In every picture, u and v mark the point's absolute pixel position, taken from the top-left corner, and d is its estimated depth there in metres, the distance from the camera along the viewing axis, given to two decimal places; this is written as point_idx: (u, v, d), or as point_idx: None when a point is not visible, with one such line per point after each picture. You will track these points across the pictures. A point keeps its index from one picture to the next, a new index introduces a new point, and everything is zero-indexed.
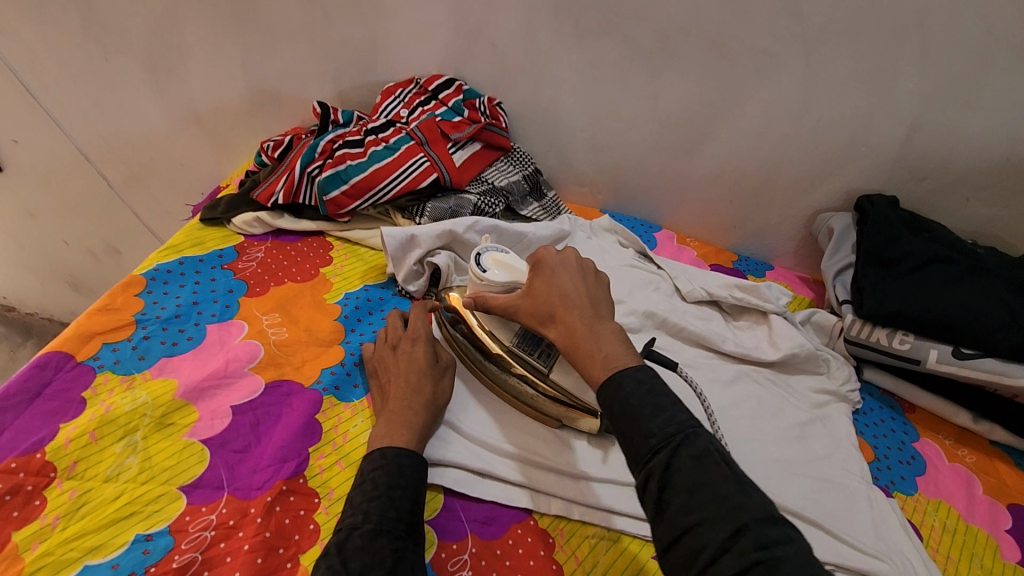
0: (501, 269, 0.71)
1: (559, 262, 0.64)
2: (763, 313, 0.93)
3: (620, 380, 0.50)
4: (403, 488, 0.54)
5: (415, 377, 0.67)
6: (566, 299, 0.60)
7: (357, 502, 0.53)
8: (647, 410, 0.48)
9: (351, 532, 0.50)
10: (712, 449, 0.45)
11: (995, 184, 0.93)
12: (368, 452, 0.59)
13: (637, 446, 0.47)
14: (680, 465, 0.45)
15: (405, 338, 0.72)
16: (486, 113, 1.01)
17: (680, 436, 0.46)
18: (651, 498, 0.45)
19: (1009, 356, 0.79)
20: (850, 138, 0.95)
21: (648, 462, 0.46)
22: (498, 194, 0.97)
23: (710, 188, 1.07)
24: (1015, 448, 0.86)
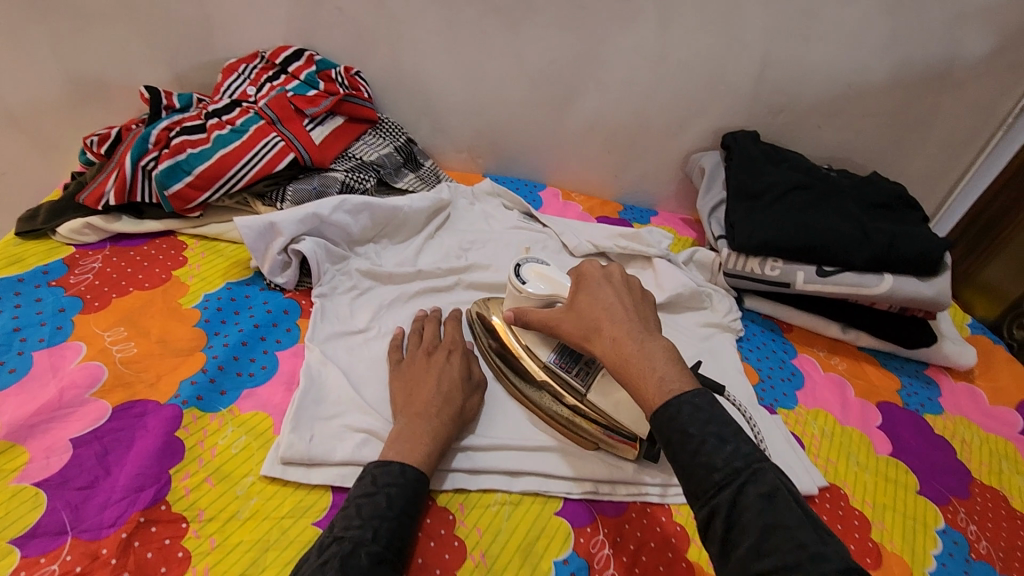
0: (540, 281, 0.69)
1: (601, 278, 0.63)
2: (648, 259, 0.95)
3: (675, 404, 0.49)
4: (411, 515, 0.54)
5: (446, 383, 0.66)
6: (613, 313, 0.58)
7: (366, 515, 0.52)
8: (710, 445, 0.46)
9: (358, 547, 0.49)
10: (782, 488, 0.44)
11: (841, 110, 0.99)
12: (385, 462, 0.57)
13: (699, 481, 0.46)
14: (748, 505, 0.44)
15: (442, 348, 0.71)
16: (344, 84, 0.95)
17: (748, 472, 0.45)
18: (717, 538, 0.44)
19: (864, 268, 0.85)
20: (709, 77, 0.97)
21: (712, 497, 0.45)
22: (368, 169, 0.92)
23: (588, 141, 1.07)
24: (878, 350, 0.95)
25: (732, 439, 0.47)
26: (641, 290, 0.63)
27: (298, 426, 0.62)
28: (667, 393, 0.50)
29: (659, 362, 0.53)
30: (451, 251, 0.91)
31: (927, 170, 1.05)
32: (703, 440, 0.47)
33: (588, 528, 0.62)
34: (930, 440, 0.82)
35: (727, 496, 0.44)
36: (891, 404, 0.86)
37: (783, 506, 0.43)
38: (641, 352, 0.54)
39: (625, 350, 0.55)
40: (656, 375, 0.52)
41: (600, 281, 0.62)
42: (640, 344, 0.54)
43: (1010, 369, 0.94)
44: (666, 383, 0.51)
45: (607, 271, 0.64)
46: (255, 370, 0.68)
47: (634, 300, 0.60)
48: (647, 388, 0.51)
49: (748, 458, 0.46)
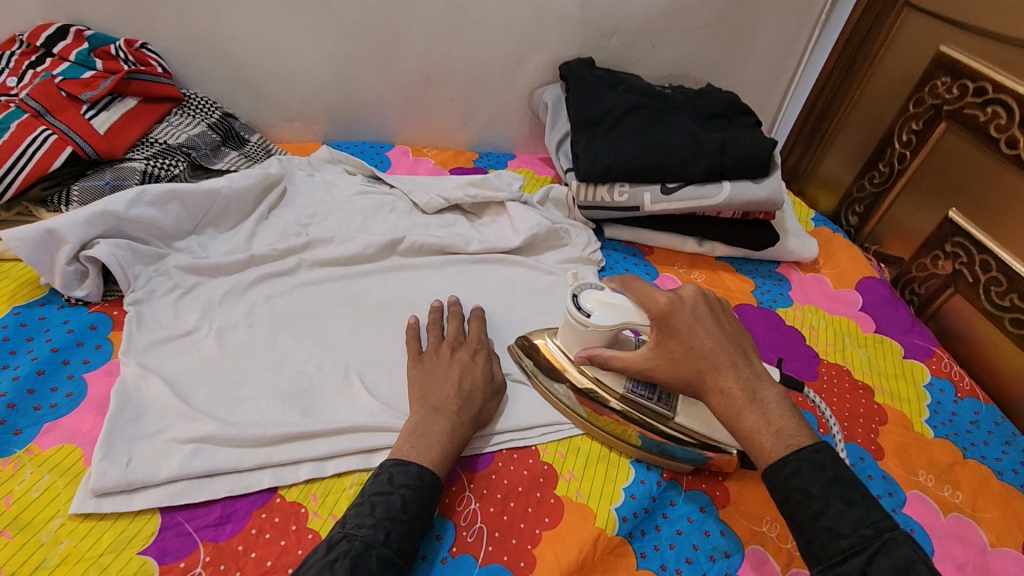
0: (606, 312, 0.61)
1: (691, 316, 0.56)
2: (502, 204, 0.93)
3: (794, 463, 0.48)
4: (426, 519, 0.53)
5: (469, 384, 0.63)
6: (715, 361, 0.54)
7: (378, 514, 0.51)
8: (835, 510, 0.46)
9: (369, 550, 0.48)
10: (918, 563, 0.43)
11: (669, 26, 0.99)
12: (402, 461, 0.55)
13: (824, 546, 0.46)
14: (878, 575, 0.43)
15: (467, 346, 0.68)
16: (129, 60, 0.83)
17: (878, 540, 0.44)
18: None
19: (703, 180, 0.87)
20: (535, 6, 0.93)
21: (836, 564, 0.45)
22: (175, 153, 0.82)
23: (427, 91, 1.01)
24: (733, 256, 0.98)
25: (859, 502, 0.46)
26: (723, 310, 0.59)
27: (110, 451, 0.55)
28: (786, 448, 0.49)
29: (773, 413, 0.51)
30: (288, 228, 0.84)
31: (760, 76, 1.09)
32: (826, 503, 0.46)
33: (453, 488, 0.61)
34: (783, 331, 0.87)
35: (855, 563, 0.44)
36: (747, 304, 0.91)
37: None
38: (756, 405, 0.52)
39: (739, 403, 0.52)
40: (771, 428, 0.50)
41: (695, 320, 0.56)
42: (752, 395, 0.52)
43: (848, 253, 1.01)
44: (784, 436, 0.50)
45: (690, 305, 0.57)
46: (57, 400, 0.60)
47: (728, 337, 0.56)
48: (763, 442, 0.50)
49: (879, 526, 0.45)
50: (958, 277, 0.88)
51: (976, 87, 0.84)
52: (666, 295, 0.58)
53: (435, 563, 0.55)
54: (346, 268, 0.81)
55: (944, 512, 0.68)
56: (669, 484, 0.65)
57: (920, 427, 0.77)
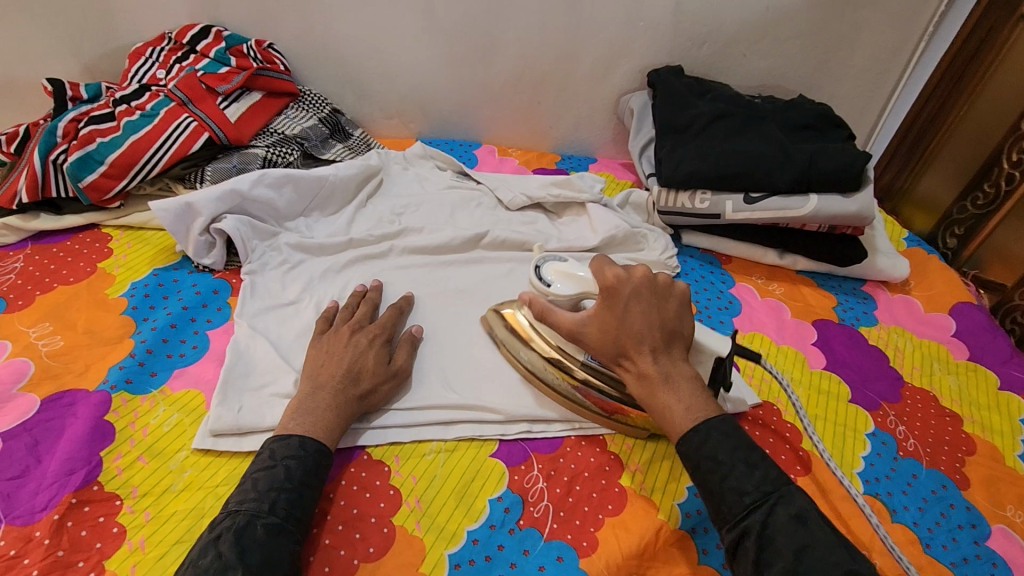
0: (568, 282, 0.68)
1: (631, 296, 0.61)
2: (582, 205, 0.96)
3: (703, 430, 0.55)
4: (313, 486, 0.55)
5: (352, 360, 0.64)
6: (639, 340, 0.59)
7: (262, 488, 0.52)
8: (738, 473, 0.53)
9: (254, 519, 0.50)
10: (810, 512, 0.50)
11: (762, 36, 0.99)
12: (284, 436, 0.57)
13: (730, 506, 0.52)
14: (779, 526, 0.49)
15: (368, 330, 0.69)
16: (257, 58, 0.93)
17: (776, 495, 0.51)
18: (747, 556, 0.50)
19: (789, 191, 0.86)
20: (626, 15, 0.96)
21: (744, 520, 0.51)
22: (290, 143, 0.91)
23: (517, 93, 1.06)
24: (815, 271, 0.96)
25: (761, 465, 0.54)
26: (671, 293, 0.62)
27: (226, 399, 0.63)
28: (695, 420, 0.57)
29: (683, 394, 0.58)
30: (383, 216, 0.91)
31: (856, 88, 1.05)
32: (733, 467, 0.53)
33: (522, 466, 0.64)
34: (865, 350, 0.85)
35: (757, 517, 0.50)
36: (827, 320, 0.89)
37: (812, 528, 0.49)
38: (669, 386, 0.58)
39: (654, 382, 0.59)
40: (682, 406, 0.58)
41: (634, 297, 0.61)
42: (666, 377, 0.59)
43: (943, 276, 0.97)
44: (691, 412, 0.57)
45: (633, 286, 0.61)
46: (186, 351, 0.69)
47: (665, 316, 0.61)
48: (675, 416, 0.57)
49: (776, 483, 0.52)
50: None
51: None
52: (616, 273, 0.63)
53: (501, 531, 0.59)
54: (434, 255, 0.87)
55: None
56: None
57: (1012, 462, 0.73)
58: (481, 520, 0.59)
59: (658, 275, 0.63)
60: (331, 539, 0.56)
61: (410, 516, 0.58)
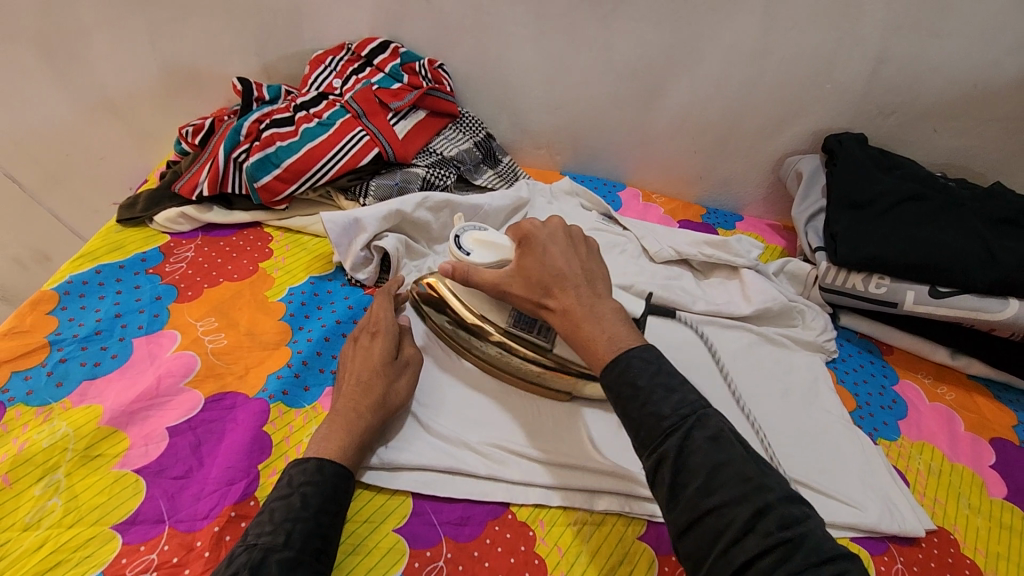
0: (485, 248, 0.68)
1: (547, 239, 0.63)
2: (734, 269, 0.90)
3: (626, 359, 0.52)
4: (332, 512, 0.51)
5: (366, 373, 0.62)
6: (560, 276, 0.60)
7: (279, 519, 0.48)
8: (658, 396, 0.49)
9: (269, 555, 0.45)
10: (726, 430, 0.47)
11: (962, 113, 0.90)
12: (301, 460, 0.53)
13: (648, 430, 0.48)
14: (694, 448, 0.46)
15: (368, 332, 0.67)
16: (428, 77, 0.93)
17: (693, 417, 0.47)
18: (665, 482, 0.46)
19: (985, 292, 0.77)
20: (815, 75, 0.90)
21: (660, 446, 0.47)
22: (448, 165, 0.91)
23: (673, 139, 1.01)
24: (991, 379, 0.86)
25: (681, 390, 0.50)
26: (586, 241, 0.65)
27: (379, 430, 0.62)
28: (617, 350, 0.54)
29: (609, 325, 0.56)
30: None
31: None
32: (651, 392, 0.49)
33: (673, 557, 0.59)
34: None
35: (673, 443, 0.46)
36: (1008, 441, 0.78)
37: (728, 448, 0.46)
38: (593, 316, 0.57)
39: (577, 316, 0.57)
40: (605, 335, 0.55)
41: (551, 240, 0.63)
42: (589, 308, 0.58)
43: None
44: (615, 343, 0.54)
45: (549, 231, 0.64)
46: None
47: (582, 260, 0.62)
48: (597, 346, 0.55)
49: (694, 405, 0.48)
50: None
51: None
52: (529, 224, 0.66)
53: None
54: None
55: None
56: None
57: None
58: None
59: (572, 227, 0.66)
60: None
61: None
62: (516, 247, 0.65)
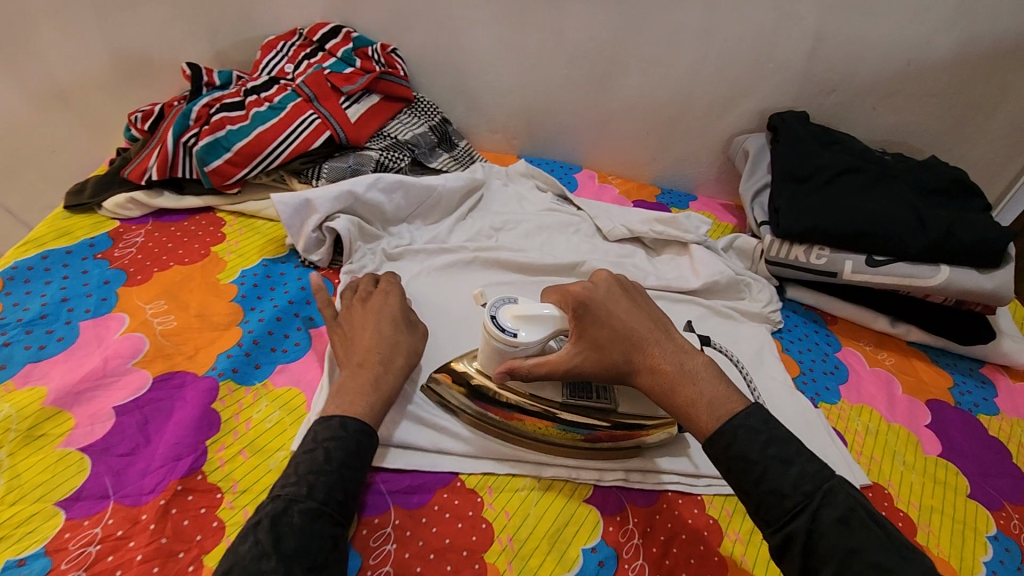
0: (529, 325, 0.59)
1: (605, 297, 0.58)
2: (684, 245, 0.93)
3: (731, 429, 0.50)
4: (355, 468, 0.53)
5: (384, 329, 0.65)
6: (641, 342, 0.55)
7: (302, 471, 0.51)
8: (774, 471, 0.48)
9: (291, 505, 0.48)
10: (856, 510, 0.46)
11: (898, 90, 0.94)
12: (326, 417, 0.55)
13: (771, 509, 0.48)
14: (822, 532, 0.45)
15: (376, 292, 0.70)
16: (381, 61, 0.94)
17: (819, 496, 0.46)
18: (794, 561, 0.46)
19: (918, 258, 0.81)
20: (758, 55, 0.93)
21: (786, 524, 0.47)
22: (402, 148, 0.91)
23: (626, 121, 1.03)
24: (929, 345, 0.90)
25: (796, 460, 0.48)
26: (640, 294, 0.61)
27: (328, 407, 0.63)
28: (721, 419, 0.51)
29: (706, 385, 0.53)
30: (481, 231, 0.90)
31: (991, 154, 0.99)
32: (766, 467, 0.48)
33: (617, 517, 0.61)
34: (984, 442, 0.78)
35: (801, 524, 0.46)
36: (943, 402, 0.82)
37: (858, 528, 0.45)
38: (682, 373, 0.54)
39: (668, 380, 0.54)
40: (705, 399, 0.52)
41: (611, 299, 0.58)
42: (678, 365, 0.54)
43: None
44: (716, 409, 0.51)
45: (604, 285, 0.59)
46: (289, 346, 0.69)
47: (643, 315, 0.58)
48: (698, 417, 0.52)
49: (818, 480, 0.47)
50: None
51: None
52: (581, 286, 0.59)
53: None
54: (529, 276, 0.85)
55: None
56: None
57: None
58: (575, 571, 0.56)
59: (621, 276, 0.62)
60: (423, 568, 0.54)
61: (502, 555, 0.56)
62: (569, 318, 0.58)
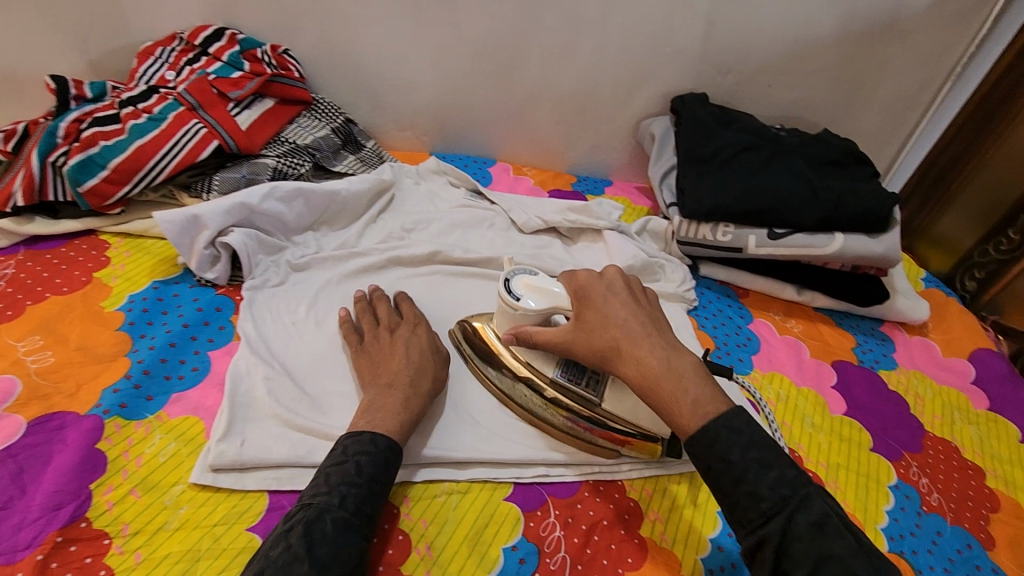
0: (534, 295, 0.63)
1: (606, 290, 0.60)
2: (598, 232, 0.93)
3: (715, 429, 0.49)
4: (382, 484, 0.54)
5: (414, 356, 0.65)
6: (628, 331, 0.56)
7: (335, 482, 0.52)
8: (754, 473, 0.47)
9: (324, 513, 0.49)
10: (832, 517, 0.46)
11: (789, 68, 0.97)
12: (356, 432, 0.56)
13: (746, 511, 0.47)
14: (797, 535, 0.45)
15: (404, 324, 0.70)
16: (272, 64, 0.90)
17: (796, 500, 0.46)
18: (766, 563, 0.46)
19: (814, 229, 0.85)
20: (655, 39, 0.94)
21: (760, 527, 0.46)
22: (302, 153, 0.88)
23: (534, 112, 1.03)
24: (833, 309, 0.94)
25: (776, 464, 0.48)
26: (648, 301, 0.61)
27: (228, 432, 0.59)
28: (704, 418, 0.50)
29: (693, 384, 0.52)
30: (392, 233, 0.87)
31: (878, 124, 1.04)
32: (745, 467, 0.48)
33: (538, 512, 0.61)
34: (885, 396, 0.83)
35: (775, 526, 0.46)
36: (847, 362, 0.86)
37: (833, 534, 0.45)
38: (669, 371, 0.52)
39: (654, 373, 0.53)
40: (689, 401, 0.51)
41: (610, 293, 0.60)
42: (666, 362, 0.53)
43: (961, 322, 0.95)
44: (701, 408, 0.50)
45: (608, 281, 0.61)
46: (185, 373, 0.65)
47: (648, 316, 0.58)
48: (681, 417, 0.51)
49: (796, 485, 0.47)
50: None
51: None
52: (588, 274, 0.62)
53: None
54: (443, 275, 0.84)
55: None
56: None
57: None
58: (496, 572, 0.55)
59: (632, 279, 0.63)
60: None
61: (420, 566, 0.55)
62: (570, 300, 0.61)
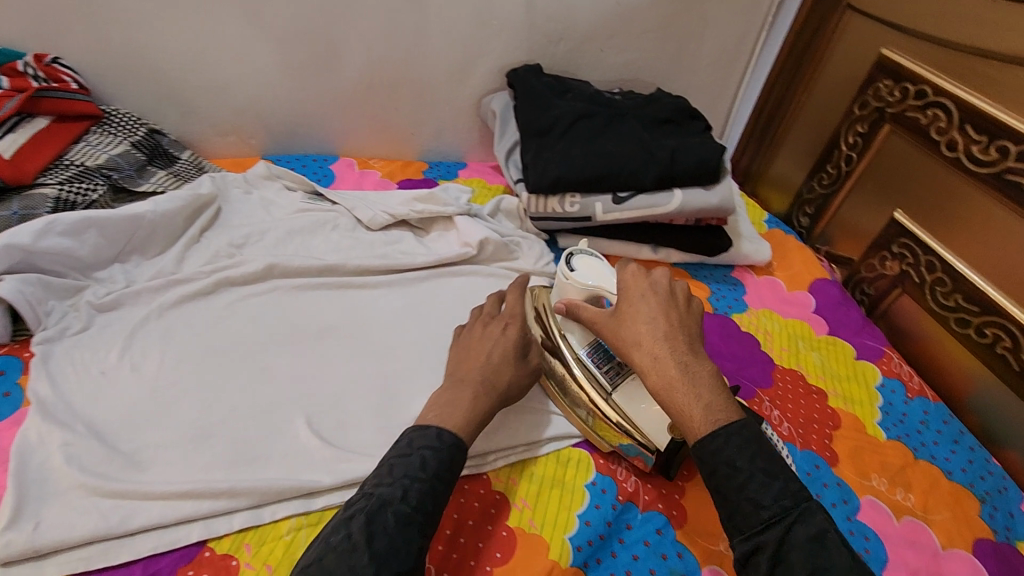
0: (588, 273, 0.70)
1: (647, 287, 0.61)
2: (449, 219, 0.90)
3: (723, 435, 0.50)
4: (447, 481, 0.53)
5: (499, 352, 0.65)
6: (657, 327, 0.57)
7: (398, 473, 0.51)
8: (757, 483, 0.48)
9: (386, 505, 0.49)
10: (830, 531, 0.46)
11: (617, 31, 0.98)
12: (423, 426, 0.56)
13: (745, 517, 0.48)
14: (796, 544, 0.46)
15: (499, 320, 0.69)
16: (38, 76, 0.77)
17: (796, 511, 0.47)
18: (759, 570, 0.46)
19: (654, 188, 0.86)
20: (477, 11, 0.90)
21: (757, 534, 0.47)
22: (93, 176, 0.77)
23: (369, 100, 0.97)
24: (688, 262, 0.97)
25: (779, 476, 0.49)
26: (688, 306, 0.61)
27: (17, 517, 0.51)
28: (714, 424, 0.51)
29: (705, 389, 0.53)
30: (218, 251, 0.79)
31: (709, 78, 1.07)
32: (750, 476, 0.49)
33: None
34: (739, 338, 0.86)
35: (773, 535, 0.46)
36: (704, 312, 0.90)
37: (832, 547, 0.45)
38: (687, 377, 0.54)
39: (671, 375, 0.54)
40: (700, 403, 0.53)
41: (650, 292, 0.60)
42: (684, 368, 0.54)
43: (800, 256, 1.02)
44: (713, 414, 0.52)
45: (652, 280, 0.61)
46: None
47: (682, 316, 0.59)
48: (692, 416, 0.52)
49: (797, 498, 0.48)
50: (905, 278, 0.89)
51: (916, 90, 0.84)
52: (636, 267, 0.63)
53: None
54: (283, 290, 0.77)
55: (897, 517, 0.68)
56: (625, 506, 0.63)
57: (873, 431, 0.77)
58: None
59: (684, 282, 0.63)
60: None
61: None
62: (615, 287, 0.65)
